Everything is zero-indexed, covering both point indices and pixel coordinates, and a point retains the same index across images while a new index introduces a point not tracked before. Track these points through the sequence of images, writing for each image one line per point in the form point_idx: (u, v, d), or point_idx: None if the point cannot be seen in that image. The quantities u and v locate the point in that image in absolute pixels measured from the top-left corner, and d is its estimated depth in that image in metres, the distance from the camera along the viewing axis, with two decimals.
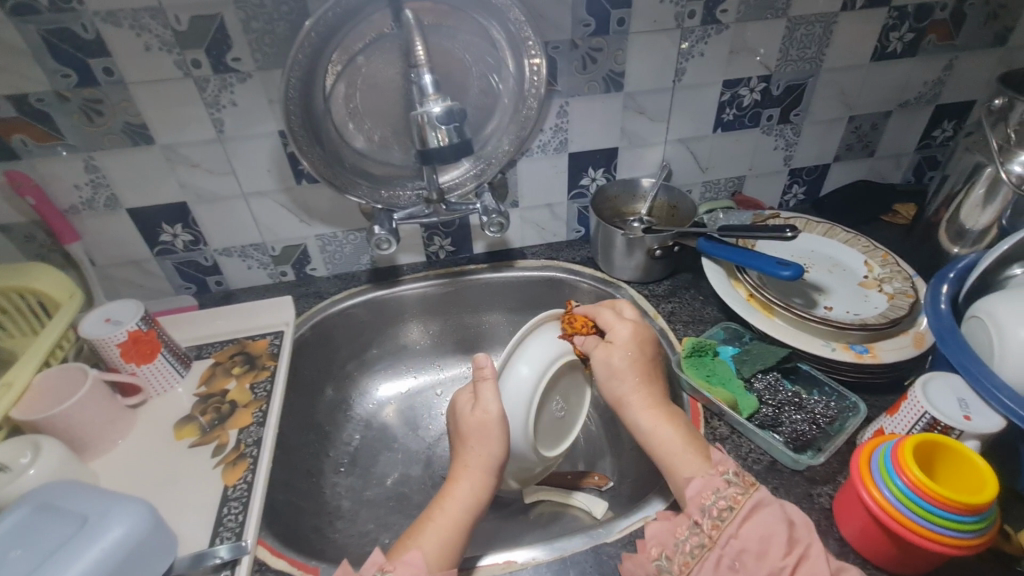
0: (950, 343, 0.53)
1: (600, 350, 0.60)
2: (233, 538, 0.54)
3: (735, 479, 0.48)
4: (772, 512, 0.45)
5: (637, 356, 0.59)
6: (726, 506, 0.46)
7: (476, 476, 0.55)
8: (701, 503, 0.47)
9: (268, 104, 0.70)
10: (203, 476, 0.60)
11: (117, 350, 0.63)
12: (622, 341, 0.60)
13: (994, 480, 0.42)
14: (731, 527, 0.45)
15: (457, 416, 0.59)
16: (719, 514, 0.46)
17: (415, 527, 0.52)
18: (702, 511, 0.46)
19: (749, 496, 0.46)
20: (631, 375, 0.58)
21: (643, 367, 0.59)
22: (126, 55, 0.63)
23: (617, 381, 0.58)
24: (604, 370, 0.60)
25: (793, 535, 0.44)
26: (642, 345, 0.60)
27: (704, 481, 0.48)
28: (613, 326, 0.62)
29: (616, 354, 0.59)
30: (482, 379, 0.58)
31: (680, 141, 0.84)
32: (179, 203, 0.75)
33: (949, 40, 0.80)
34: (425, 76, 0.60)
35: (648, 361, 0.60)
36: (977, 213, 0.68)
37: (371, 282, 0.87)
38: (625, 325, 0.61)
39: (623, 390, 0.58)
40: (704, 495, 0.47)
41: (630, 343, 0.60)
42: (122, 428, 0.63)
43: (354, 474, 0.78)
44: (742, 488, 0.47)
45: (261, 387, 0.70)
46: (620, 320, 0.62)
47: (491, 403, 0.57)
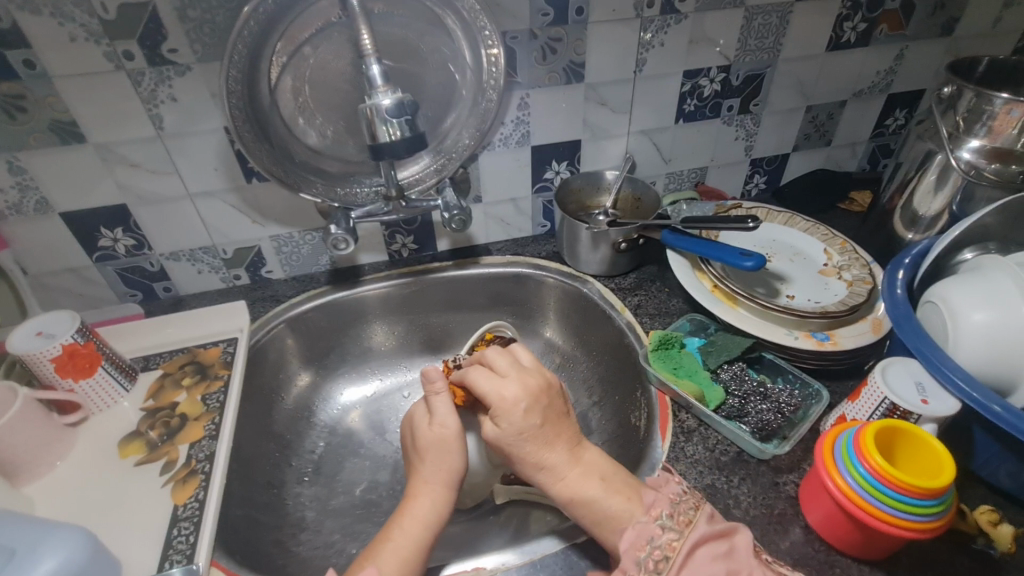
0: (906, 328, 0.54)
1: (486, 427, 0.55)
2: (184, 561, 0.51)
3: (668, 522, 0.46)
4: (706, 551, 0.44)
5: (523, 425, 0.53)
6: (661, 557, 0.44)
7: (436, 491, 0.54)
8: (636, 555, 0.44)
9: (211, 99, 0.66)
10: (150, 496, 0.56)
11: (51, 366, 0.59)
12: (503, 413, 0.53)
13: (951, 463, 0.42)
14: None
15: (412, 430, 0.58)
16: (656, 565, 0.43)
17: (373, 548, 0.50)
18: (637, 565, 0.44)
19: (685, 540, 0.44)
20: (528, 447, 0.53)
21: (535, 437, 0.53)
22: (48, 45, 0.58)
23: (519, 460, 0.53)
24: (500, 449, 0.54)
25: (732, 568, 0.43)
26: (528, 407, 0.53)
27: (636, 531, 0.46)
28: (488, 393, 0.54)
29: (503, 433, 0.53)
30: (433, 393, 0.57)
31: (642, 133, 0.83)
32: (119, 205, 0.71)
33: (900, 30, 0.81)
34: (374, 66, 0.57)
35: (541, 425, 0.53)
36: (929, 200, 0.69)
37: (331, 283, 0.83)
38: (503, 390, 0.54)
39: (526, 462, 0.53)
40: (638, 547, 0.45)
41: (509, 412, 0.53)
42: (61, 448, 0.59)
43: (318, 483, 0.75)
44: (677, 531, 0.45)
45: (214, 398, 0.66)
46: (496, 383, 0.55)
47: (447, 418, 0.56)
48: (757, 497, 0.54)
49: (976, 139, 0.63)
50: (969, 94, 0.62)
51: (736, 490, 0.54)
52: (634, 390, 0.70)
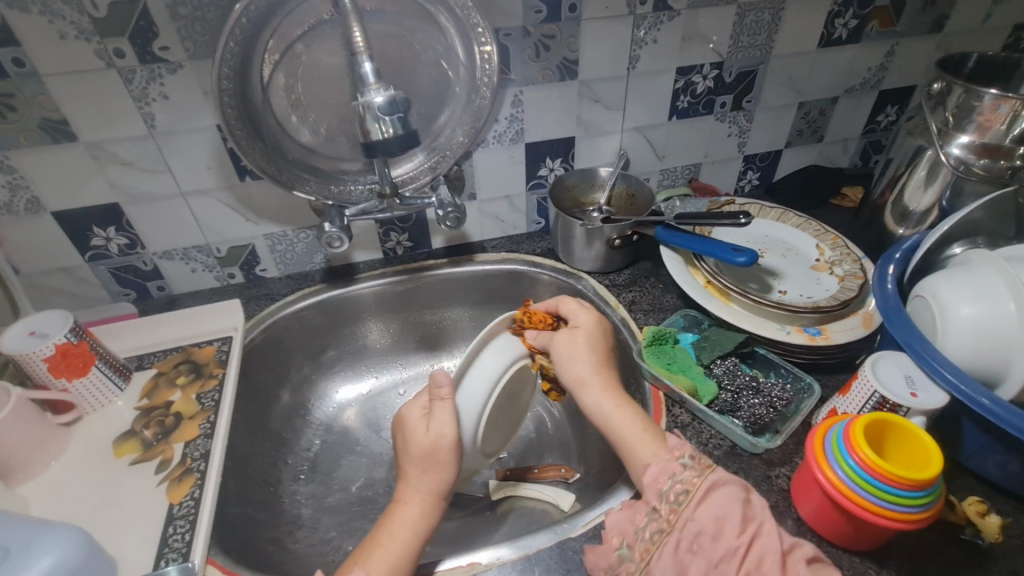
0: (895, 321, 0.55)
1: (562, 338, 0.60)
2: (179, 560, 0.51)
3: (691, 463, 0.47)
4: (726, 492, 0.44)
5: (596, 344, 0.59)
6: (681, 490, 0.45)
7: (426, 500, 0.54)
8: (658, 488, 0.46)
9: (203, 97, 0.65)
10: (145, 495, 0.56)
11: (44, 365, 0.58)
12: (583, 329, 0.60)
13: (939, 455, 0.43)
14: (688, 510, 0.44)
15: (407, 436, 0.56)
16: (676, 498, 0.45)
17: (364, 551, 0.50)
18: (660, 496, 0.46)
19: (705, 478, 0.45)
20: (592, 360, 0.58)
21: (604, 355, 0.59)
22: (37, 43, 0.58)
23: (579, 367, 0.58)
24: (566, 353, 0.59)
25: (747, 511, 0.43)
26: (605, 333, 0.60)
27: (660, 466, 0.47)
28: (575, 314, 0.61)
29: (578, 343, 0.59)
30: (438, 398, 0.55)
31: (636, 129, 0.84)
32: (111, 204, 0.70)
33: (891, 26, 0.82)
34: (365, 64, 0.57)
35: (608, 350, 0.60)
36: (919, 195, 0.70)
37: (326, 281, 0.83)
38: (588, 314, 0.61)
39: (583, 372, 0.57)
40: (660, 480, 0.46)
41: (588, 331, 0.60)
42: (54, 449, 0.59)
43: (315, 480, 0.76)
44: (698, 471, 0.46)
45: (209, 397, 0.66)
46: (584, 308, 0.62)
47: (446, 424, 0.54)
48: None
49: (965, 135, 0.64)
50: (958, 90, 0.63)
51: None
52: (628, 386, 0.70)
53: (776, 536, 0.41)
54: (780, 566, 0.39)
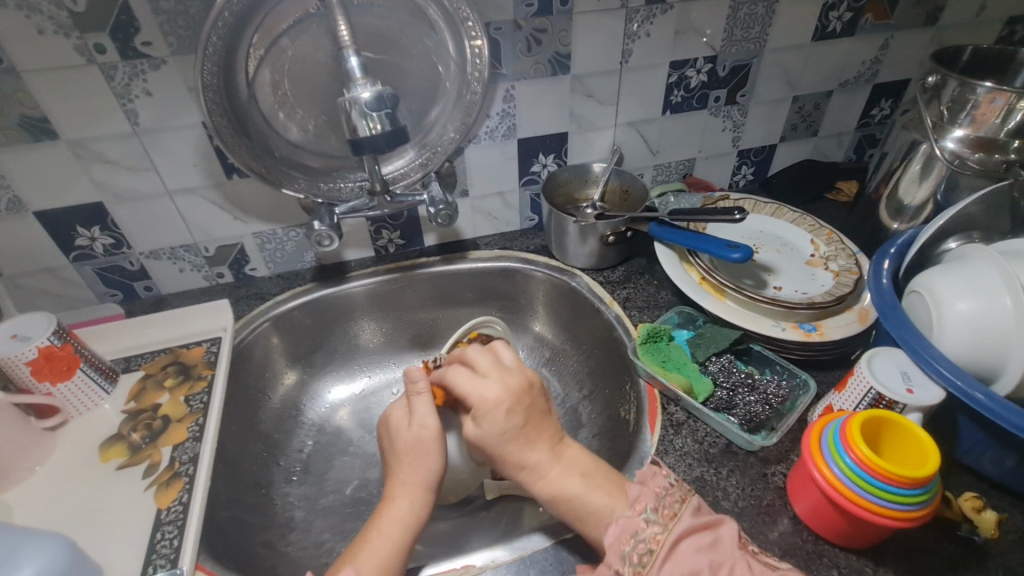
0: (891, 318, 0.54)
1: (467, 430, 0.54)
2: (168, 566, 0.50)
3: (653, 516, 0.46)
4: (689, 545, 0.44)
5: (504, 422, 0.52)
6: (645, 550, 0.44)
7: (415, 493, 0.53)
8: (621, 549, 0.45)
9: (188, 93, 0.64)
10: (132, 501, 0.55)
11: (27, 369, 0.57)
12: (483, 412, 0.53)
13: (936, 453, 0.43)
14: (653, 572, 0.43)
15: (391, 431, 0.56)
16: (640, 559, 0.44)
17: (355, 548, 0.49)
18: (622, 558, 0.44)
19: (669, 533, 0.45)
20: (509, 447, 0.53)
21: (517, 437, 0.52)
22: (13, 39, 0.56)
23: (501, 458, 0.53)
24: (480, 450, 0.54)
25: (716, 559, 0.43)
26: (511, 407, 0.53)
27: (621, 525, 0.46)
28: (469, 393, 0.54)
29: (484, 433, 0.53)
30: (415, 394, 0.56)
31: (629, 124, 0.83)
32: (95, 203, 0.69)
33: (885, 19, 0.81)
34: (352, 59, 0.56)
35: (524, 423, 0.53)
36: (914, 189, 0.70)
37: (316, 280, 0.82)
38: (487, 389, 0.53)
39: (510, 462, 0.53)
40: (622, 541, 0.45)
41: (489, 414, 0.52)
42: (39, 453, 0.58)
43: (307, 482, 0.75)
44: (661, 524, 0.45)
45: (197, 399, 0.65)
46: (477, 386, 0.54)
47: (427, 417, 0.55)
48: (745, 488, 0.54)
49: (960, 129, 0.64)
50: (953, 83, 0.62)
51: (725, 482, 0.54)
52: (623, 383, 0.70)
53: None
54: None
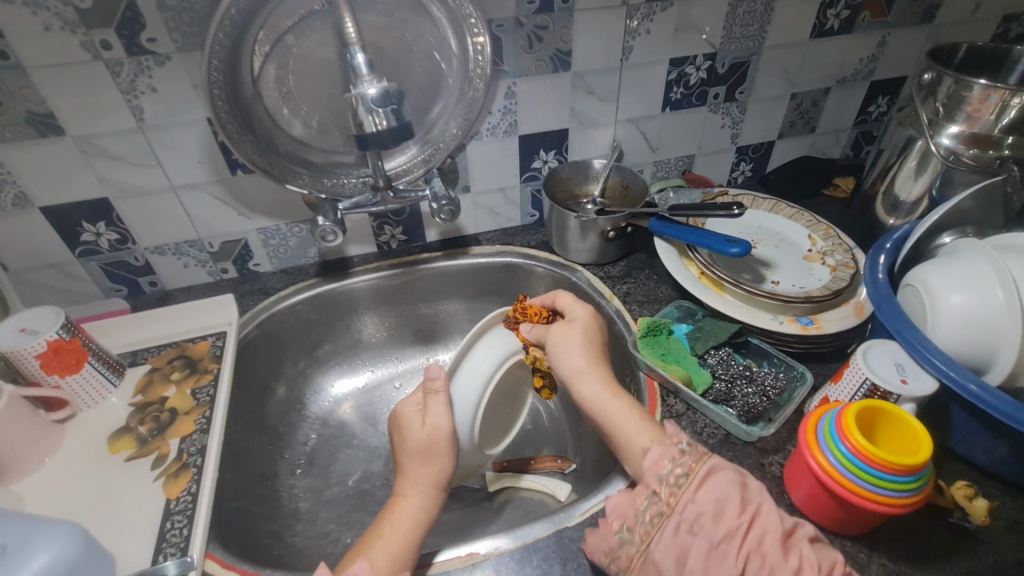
0: (886, 311, 0.55)
1: (559, 331, 0.60)
2: (178, 554, 0.51)
3: (689, 448, 0.47)
4: (725, 476, 0.45)
5: (590, 336, 0.59)
6: (682, 474, 0.45)
7: (425, 492, 0.53)
8: (658, 472, 0.46)
9: (193, 89, 0.65)
10: (142, 491, 0.56)
11: (35, 362, 0.58)
12: (578, 322, 0.60)
13: (929, 441, 0.44)
14: (688, 493, 0.44)
15: (402, 430, 0.56)
16: (676, 481, 0.45)
17: (365, 543, 0.50)
18: (660, 480, 0.46)
19: (704, 463, 0.46)
20: (588, 353, 0.58)
21: (598, 348, 0.59)
22: (21, 35, 0.57)
23: (575, 359, 0.58)
24: (562, 347, 0.59)
25: (746, 495, 0.44)
26: (600, 328, 0.61)
27: (659, 451, 0.47)
28: (570, 307, 0.61)
29: (574, 335, 0.59)
30: (432, 392, 0.56)
31: (630, 121, 0.84)
32: (101, 199, 0.69)
33: (882, 17, 0.82)
34: (358, 56, 0.57)
35: (603, 344, 0.60)
36: (910, 185, 0.71)
37: (320, 276, 0.83)
38: (583, 305, 0.61)
39: (577, 368, 0.57)
40: (661, 464, 0.46)
41: (585, 322, 0.60)
42: (49, 445, 0.59)
43: (312, 474, 0.76)
44: (696, 455, 0.47)
45: (204, 392, 0.66)
46: (579, 301, 0.62)
47: (441, 417, 0.55)
48: None
49: (954, 125, 0.64)
50: (948, 80, 0.63)
51: None
52: (623, 377, 0.71)
53: (776, 513, 0.43)
54: (780, 542, 0.41)
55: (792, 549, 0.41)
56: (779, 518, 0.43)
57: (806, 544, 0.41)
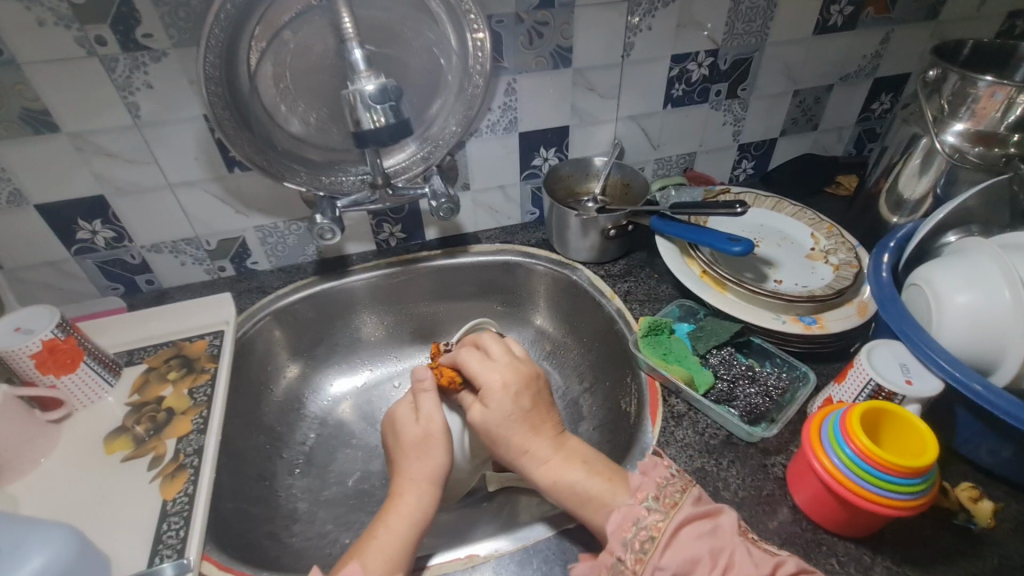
0: (890, 310, 0.55)
1: (473, 412, 0.57)
2: (174, 556, 0.50)
3: (654, 505, 0.46)
4: (692, 532, 0.43)
5: (509, 406, 0.55)
6: (646, 537, 0.44)
7: (422, 488, 0.54)
8: (622, 537, 0.44)
9: (189, 86, 0.64)
10: (138, 492, 0.55)
11: (30, 362, 0.57)
12: (491, 395, 0.56)
13: (934, 443, 0.43)
14: (653, 559, 0.42)
15: (397, 428, 0.59)
16: (642, 546, 0.43)
17: (362, 544, 0.49)
18: (624, 546, 0.44)
19: (669, 521, 0.44)
20: (513, 431, 0.55)
21: (523, 421, 0.55)
22: (14, 31, 0.56)
23: (502, 444, 0.55)
24: (483, 433, 0.56)
25: (716, 547, 0.42)
26: (517, 392, 0.56)
27: (623, 513, 0.46)
28: (479, 376, 0.57)
29: (489, 415, 0.55)
30: (422, 391, 0.59)
31: (631, 118, 0.83)
32: (97, 196, 0.69)
33: (886, 13, 0.81)
34: (356, 52, 0.57)
35: (527, 412, 0.56)
36: (914, 183, 0.70)
37: (318, 274, 0.82)
38: (491, 374, 0.56)
39: (510, 446, 0.55)
40: (624, 528, 0.45)
41: (497, 395, 0.56)
42: (44, 445, 0.58)
43: (310, 474, 0.75)
44: (662, 512, 0.45)
45: (201, 391, 0.65)
46: (486, 366, 0.57)
47: (433, 412, 0.58)
48: (745, 478, 0.54)
49: (960, 123, 0.64)
50: (953, 77, 0.62)
51: (725, 473, 0.55)
52: (624, 376, 0.70)
53: (750, 562, 0.41)
54: None
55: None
56: (755, 565, 0.41)
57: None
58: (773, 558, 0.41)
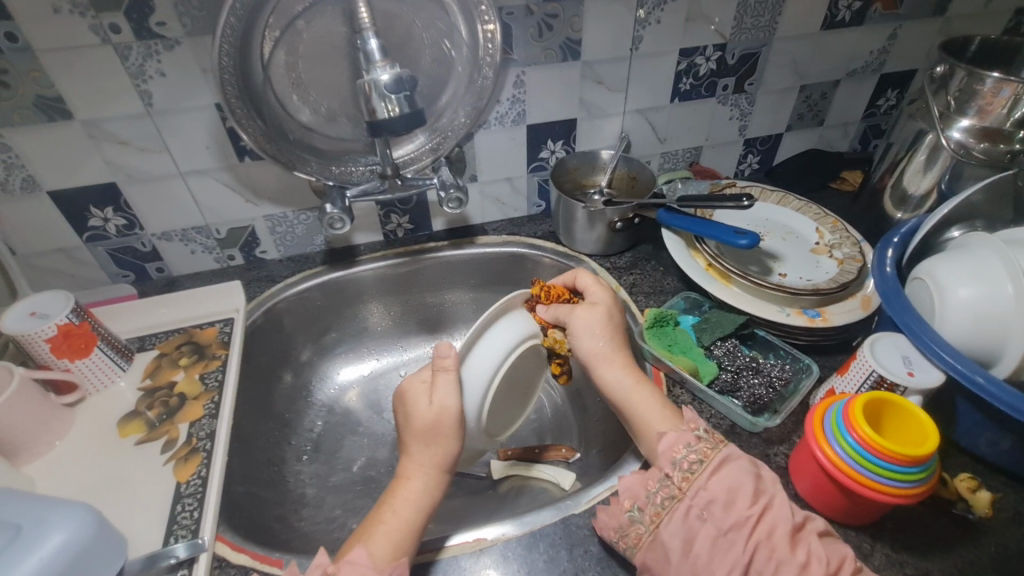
0: (893, 303, 0.56)
1: (581, 313, 0.60)
2: (189, 536, 0.51)
3: (705, 435, 0.49)
4: (739, 465, 0.46)
5: (611, 318, 0.60)
6: (696, 460, 0.47)
7: (429, 474, 0.53)
8: (672, 456, 0.48)
9: (201, 74, 0.64)
10: (151, 474, 0.56)
11: (46, 346, 0.58)
12: (600, 304, 0.61)
13: (935, 432, 0.44)
14: (701, 478, 0.46)
15: (410, 408, 0.55)
16: (690, 467, 0.47)
17: (366, 529, 0.50)
18: (673, 464, 0.47)
19: (719, 451, 0.47)
20: (611, 337, 0.59)
21: (620, 333, 0.60)
22: (29, 18, 0.56)
23: (598, 345, 0.58)
24: (582, 328, 0.59)
25: (759, 486, 0.45)
26: (618, 313, 0.61)
27: (676, 435, 0.49)
28: (593, 289, 0.62)
29: (594, 321, 0.59)
30: (442, 369, 0.55)
31: (638, 112, 0.83)
32: (109, 183, 0.69)
33: (894, 9, 0.82)
34: (371, 41, 0.57)
35: (622, 330, 0.61)
36: (918, 179, 0.71)
37: (326, 263, 0.83)
38: (602, 290, 0.62)
39: (599, 351, 0.58)
40: (675, 448, 0.48)
41: (606, 308, 0.60)
42: (58, 428, 0.59)
43: (318, 461, 0.76)
44: (712, 443, 0.48)
45: (212, 377, 0.66)
46: (599, 285, 0.63)
47: (448, 397, 0.54)
48: None
49: (966, 119, 0.64)
50: (960, 73, 0.63)
51: None
52: None
53: (787, 509, 0.43)
54: (789, 537, 0.42)
55: (800, 543, 0.42)
56: (789, 510, 0.44)
57: (815, 539, 0.42)
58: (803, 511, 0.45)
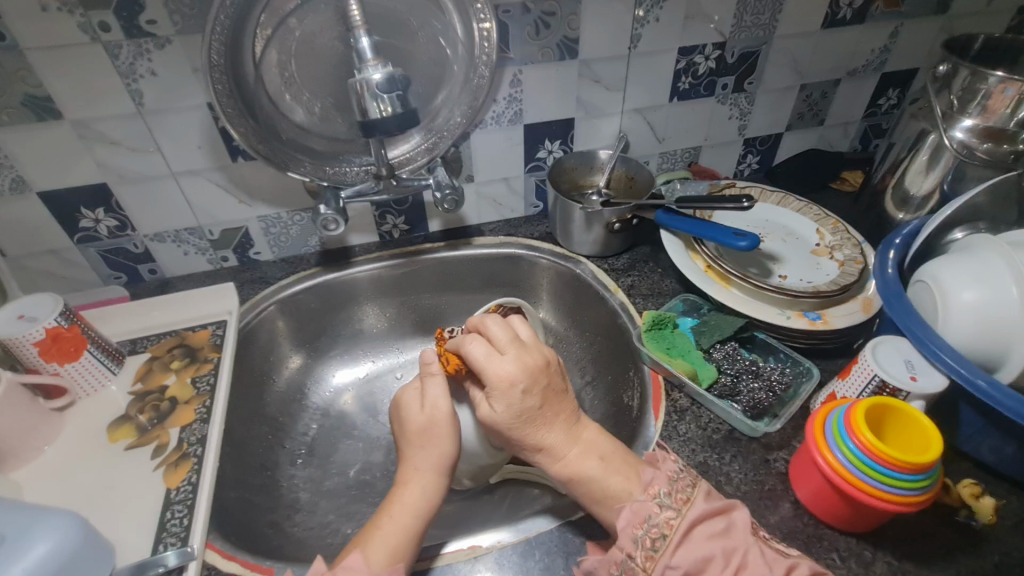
0: (896, 306, 0.55)
1: (478, 407, 0.52)
2: (179, 544, 0.50)
3: (666, 501, 0.46)
4: (703, 529, 0.44)
5: (515, 406, 0.50)
6: (658, 535, 0.44)
7: (428, 478, 0.52)
8: (633, 533, 0.45)
9: (193, 73, 0.63)
10: (141, 481, 0.55)
11: (34, 350, 0.57)
12: (496, 392, 0.50)
13: (939, 438, 0.43)
14: (666, 556, 0.43)
15: (403, 414, 0.56)
16: (652, 544, 0.44)
17: (365, 534, 0.49)
18: (635, 542, 0.44)
19: (682, 520, 0.44)
20: (525, 426, 0.51)
21: (534, 416, 0.51)
22: (16, 16, 0.55)
23: (515, 437, 0.52)
24: (490, 427, 0.52)
25: (729, 545, 0.42)
26: (525, 390, 0.51)
27: (633, 509, 0.46)
28: (485, 370, 0.51)
29: (498, 413, 0.51)
30: (429, 375, 0.57)
31: (637, 111, 0.82)
32: (100, 184, 0.68)
33: (896, 7, 0.81)
34: (364, 40, 0.56)
35: (535, 409, 0.51)
36: (920, 180, 0.70)
37: (321, 265, 0.82)
38: (494, 372, 0.50)
39: (521, 440, 0.52)
40: (635, 525, 0.45)
41: (504, 392, 0.50)
42: (47, 433, 0.58)
43: (312, 464, 0.76)
44: (675, 509, 0.45)
45: (204, 381, 0.65)
46: (491, 360, 0.51)
47: (439, 399, 0.55)
48: (747, 473, 0.54)
49: (969, 118, 0.63)
50: (964, 72, 0.62)
51: (727, 467, 0.55)
52: (626, 371, 0.70)
53: (762, 561, 0.41)
54: None
55: None
56: (767, 564, 0.41)
57: None
58: (785, 559, 0.42)
